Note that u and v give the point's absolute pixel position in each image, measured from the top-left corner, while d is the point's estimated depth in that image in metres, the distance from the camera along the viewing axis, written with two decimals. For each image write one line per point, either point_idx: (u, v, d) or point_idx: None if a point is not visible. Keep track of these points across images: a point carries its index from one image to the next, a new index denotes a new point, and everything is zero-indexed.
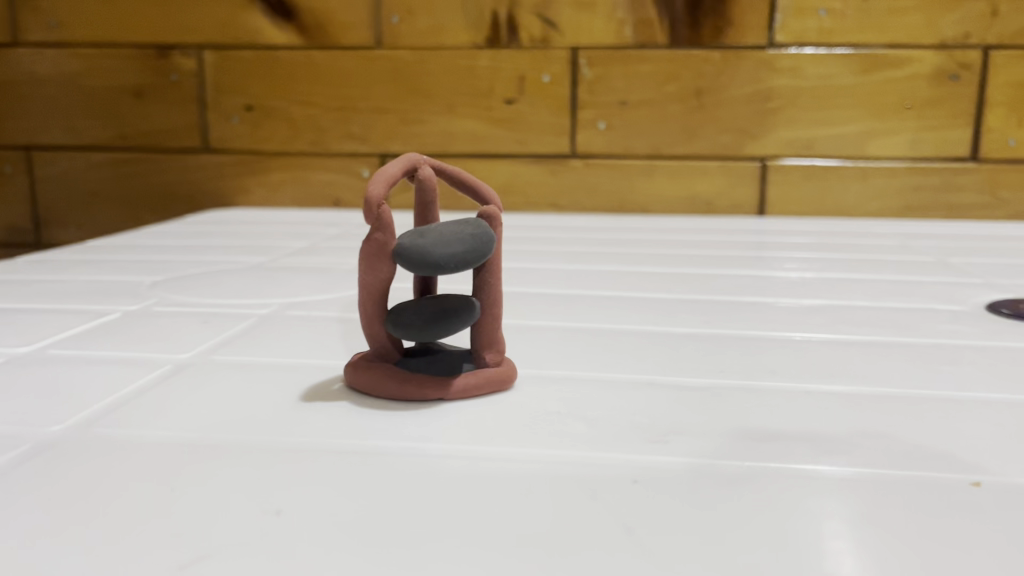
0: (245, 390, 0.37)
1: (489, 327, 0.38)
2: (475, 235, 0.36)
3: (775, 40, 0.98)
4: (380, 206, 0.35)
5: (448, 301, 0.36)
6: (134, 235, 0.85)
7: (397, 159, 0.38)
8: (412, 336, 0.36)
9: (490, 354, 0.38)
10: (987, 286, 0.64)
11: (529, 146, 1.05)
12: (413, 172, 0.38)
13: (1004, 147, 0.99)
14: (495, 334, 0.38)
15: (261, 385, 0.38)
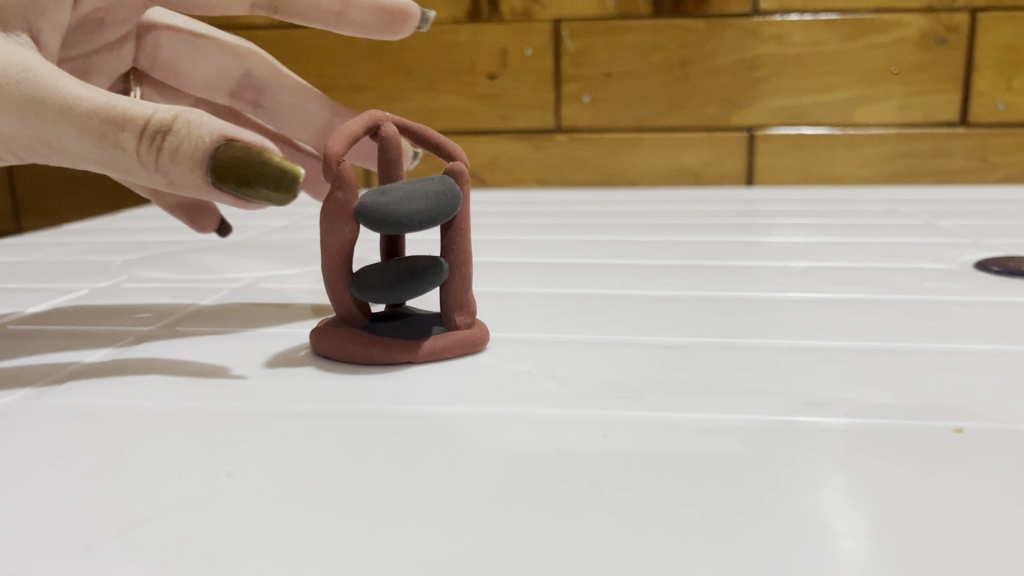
0: (202, 359, 0.36)
1: (459, 289, 0.37)
2: (442, 192, 0.34)
3: (760, 8, 0.97)
4: (340, 163, 0.34)
5: (417, 259, 0.35)
6: (112, 220, 0.83)
7: (359, 116, 0.37)
8: (377, 300, 0.35)
9: (461, 316, 0.37)
10: (977, 246, 0.63)
11: (512, 121, 1.04)
12: (375, 129, 0.37)
13: (994, 111, 0.98)
14: (466, 296, 0.37)
15: (220, 354, 0.37)
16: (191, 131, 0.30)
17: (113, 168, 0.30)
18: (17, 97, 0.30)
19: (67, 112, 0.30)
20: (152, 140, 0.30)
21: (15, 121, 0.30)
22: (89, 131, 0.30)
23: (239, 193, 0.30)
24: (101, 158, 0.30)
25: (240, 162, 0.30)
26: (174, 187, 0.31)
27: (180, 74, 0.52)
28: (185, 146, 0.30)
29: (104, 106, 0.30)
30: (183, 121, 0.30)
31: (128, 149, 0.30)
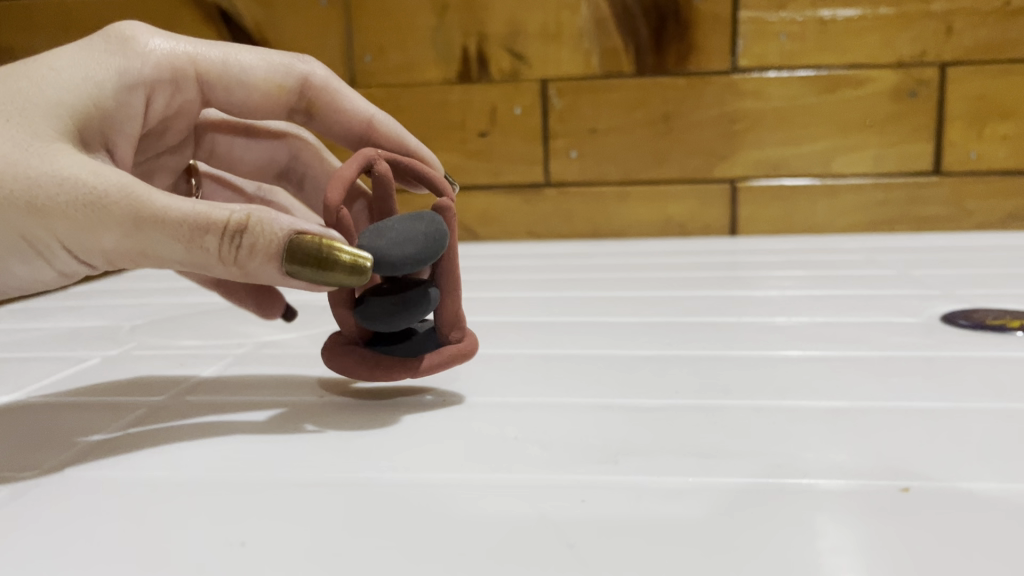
0: (211, 429, 0.39)
1: (451, 309, 0.41)
2: (427, 233, 0.37)
3: (739, 65, 1.01)
4: (339, 211, 0.38)
5: (410, 291, 0.38)
6: (117, 281, 0.86)
7: (354, 155, 0.41)
8: (377, 328, 0.38)
9: (454, 331, 0.41)
10: (948, 297, 0.66)
11: (503, 176, 1.07)
12: (370, 167, 0.42)
13: (966, 159, 1.01)
14: (458, 313, 0.41)
15: (229, 424, 0.40)
16: (264, 229, 0.35)
17: (202, 266, 0.35)
18: (119, 213, 0.35)
19: (160, 222, 0.34)
20: (231, 239, 0.34)
21: (121, 234, 0.35)
22: (179, 237, 0.34)
23: (312, 276, 0.35)
24: (189, 258, 0.35)
25: (309, 252, 0.35)
26: (249, 277, 0.36)
27: (234, 161, 0.60)
28: (260, 243, 0.35)
29: (191, 213, 0.34)
30: (256, 219, 0.35)
31: (216, 248, 0.35)
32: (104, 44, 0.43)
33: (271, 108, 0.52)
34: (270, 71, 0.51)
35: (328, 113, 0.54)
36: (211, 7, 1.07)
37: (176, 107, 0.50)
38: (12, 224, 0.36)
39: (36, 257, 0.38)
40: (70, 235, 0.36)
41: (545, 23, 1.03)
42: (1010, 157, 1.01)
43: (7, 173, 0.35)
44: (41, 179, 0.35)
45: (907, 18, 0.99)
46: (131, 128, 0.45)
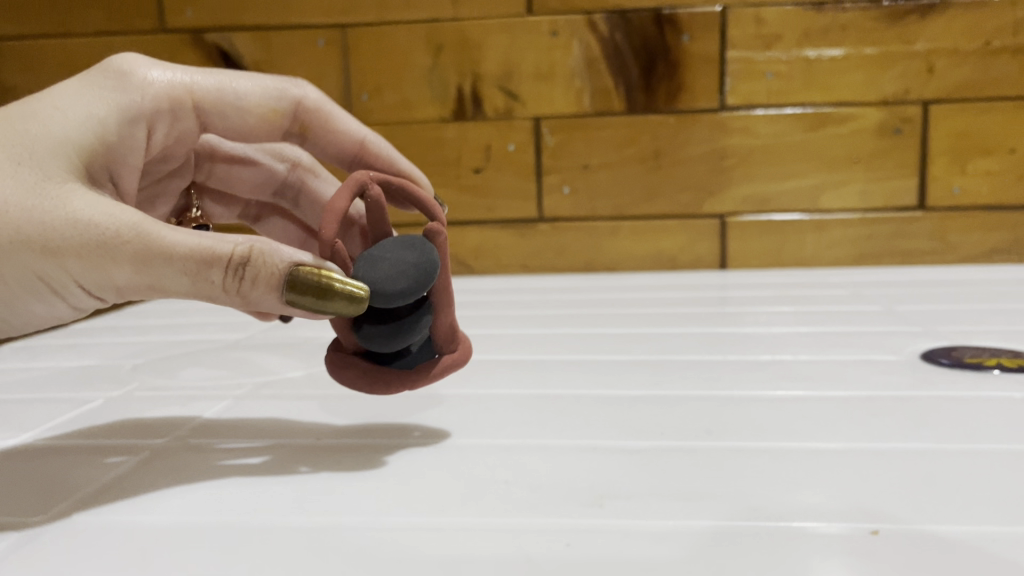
0: (211, 472, 0.40)
1: (446, 324, 0.43)
2: (419, 264, 0.40)
3: (728, 103, 1.04)
4: (333, 244, 0.40)
5: (406, 314, 0.41)
6: (118, 317, 0.88)
7: (347, 180, 0.43)
8: (377, 348, 0.41)
9: (449, 344, 0.44)
10: (929, 334, 0.68)
11: (497, 212, 1.09)
12: (363, 191, 0.44)
13: (950, 195, 1.03)
14: (453, 327, 0.44)
15: (228, 467, 0.41)
16: (265, 261, 0.37)
17: (210, 297, 0.38)
18: (129, 252, 0.37)
19: (168, 258, 0.37)
20: (235, 272, 0.37)
21: (132, 271, 0.37)
22: (186, 271, 0.37)
23: (311, 305, 0.37)
24: (196, 290, 0.38)
25: (308, 283, 0.37)
26: (252, 305, 0.38)
27: (233, 183, 0.64)
28: (262, 274, 0.37)
29: (197, 248, 0.37)
30: (258, 252, 0.37)
31: (221, 280, 0.37)
32: (105, 80, 0.46)
33: (266, 133, 0.57)
34: (264, 95, 0.55)
35: (319, 132, 0.60)
36: (211, 47, 1.09)
37: (176, 134, 0.53)
38: (30, 266, 0.38)
39: (53, 294, 0.40)
40: (84, 273, 0.38)
41: (538, 62, 1.05)
42: (992, 193, 1.03)
43: (23, 216, 0.38)
44: (55, 221, 0.38)
45: (890, 58, 1.01)
46: (134, 160, 0.47)
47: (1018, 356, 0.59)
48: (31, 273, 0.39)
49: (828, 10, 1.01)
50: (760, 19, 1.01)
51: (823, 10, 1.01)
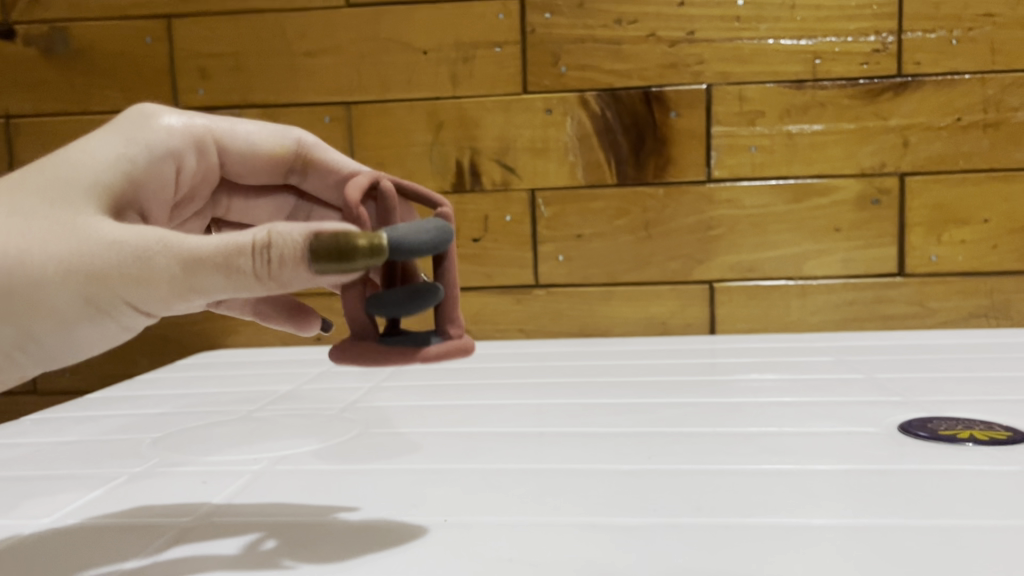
0: (183, 561, 0.43)
1: (450, 307, 0.49)
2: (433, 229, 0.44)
3: (713, 175, 1.09)
4: (359, 209, 0.46)
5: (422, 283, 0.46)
6: (130, 387, 0.91)
7: (364, 175, 0.50)
8: (393, 313, 0.45)
9: (454, 328, 0.49)
10: (907, 405, 0.71)
11: (494, 278, 1.13)
12: (377, 184, 0.50)
13: (928, 262, 1.08)
14: (455, 313, 0.49)
15: (211, 553, 0.44)
16: (285, 240, 0.42)
17: (245, 288, 0.43)
18: (167, 261, 0.43)
19: (202, 261, 0.42)
20: (262, 256, 0.42)
21: (174, 276, 0.43)
22: (220, 266, 0.42)
23: (339, 268, 0.42)
24: (233, 285, 0.43)
25: (328, 246, 0.41)
26: (286, 286, 0.43)
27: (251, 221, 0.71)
28: (286, 252, 0.42)
29: (223, 246, 0.42)
30: (276, 234, 0.42)
31: (253, 269, 0.42)
32: (136, 123, 0.55)
33: (273, 166, 0.65)
34: (271, 134, 0.64)
35: (320, 166, 0.66)
36: None
37: (201, 171, 0.62)
38: (82, 293, 0.44)
39: (109, 320, 0.46)
40: (130, 291, 0.44)
41: (533, 138, 1.10)
42: (968, 260, 1.08)
43: (69, 249, 0.44)
44: (97, 249, 0.43)
45: (867, 133, 1.07)
46: (164, 194, 0.56)
47: (991, 429, 0.63)
48: (88, 300, 0.44)
49: (807, 88, 1.07)
50: (743, 96, 1.07)
51: (802, 88, 1.07)
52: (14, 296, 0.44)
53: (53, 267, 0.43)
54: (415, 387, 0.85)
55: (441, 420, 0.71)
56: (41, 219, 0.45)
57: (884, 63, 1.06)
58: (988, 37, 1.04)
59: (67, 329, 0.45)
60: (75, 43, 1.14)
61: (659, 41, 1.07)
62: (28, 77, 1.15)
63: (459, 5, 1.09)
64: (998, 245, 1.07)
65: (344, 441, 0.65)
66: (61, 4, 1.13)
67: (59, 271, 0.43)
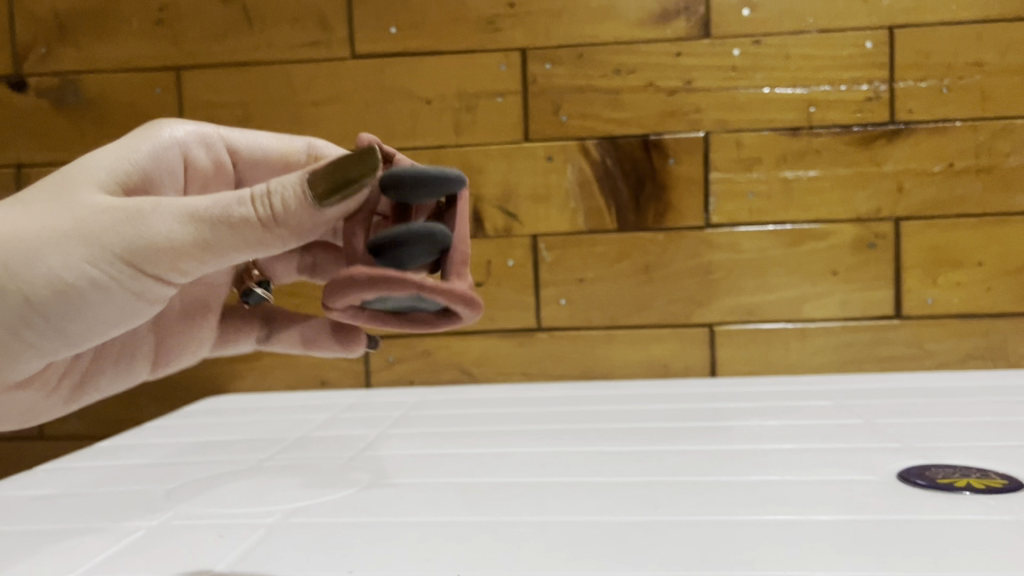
0: None
1: (456, 259, 0.51)
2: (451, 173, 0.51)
3: (712, 221, 1.11)
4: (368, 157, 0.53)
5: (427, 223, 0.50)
6: (138, 434, 0.92)
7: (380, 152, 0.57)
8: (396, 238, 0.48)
9: (458, 277, 0.51)
10: (906, 452, 0.73)
11: (497, 322, 1.15)
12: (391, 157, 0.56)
13: (924, 304, 1.10)
14: (461, 267, 0.51)
15: None
16: (283, 187, 0.50)
17: (255, 237, 0.51)
18: (179, 225, 0.50)
19: (212, 219, 0.50)
20: (265, 206, 0.50)
21: (177, 234, 0.50)
22: (230, 220, 0.50)
23: (341, 194, 0.49)
24: (241, 238, 0.50)
25: (327, 175, 0.50)
26: (292, 229, 0.51)
27: None
28: (286, 197, 0.50)
29: (230, 201, 0.50)
30: (275, 184, 0.50)
31: (250, 217, 0.50)
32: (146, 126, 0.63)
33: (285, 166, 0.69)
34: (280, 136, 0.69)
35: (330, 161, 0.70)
36: None
37: (211, 169, 0.68)
38: (104, 265, 0.51)
39: (129, 285, 0.53)
40: (149, 255, 0.51)
41: (535, 185, 1.13)
42: (963, 302, 1.09)
43: (85, 228, 0.51)
44: (111, 225, 0.51)
45: (862, 179, 1.09)
46: (173, 182, 0.64)
47: (987, 476, 0.64)
48: (99, 270, 0.51)
49: (803, 135, 1.09)
50: (740, 143, 1.10)
51: (798, 135, 1.09)
52: (42, 273, 0.51)
53: (75, 243, 0.51)
54: (421, 434, 0.86)
55: (448, 470, 0.72)
56: (53, 208, 0.52)
57: (877, 111, 1.08)
58: (978, 85, 1.07)
59: (84, 300, 0.52)
60: (86, 94, 1.16)
61: (658, 91, 1.10)
62: (40, 128, 1.17)
63: (462, 56, 1.12)
64: (992, 288, 1.09)
65: (353, 492, 0.66)
66: (74, 57, 1.16)
67: (71, 247, 0.51)
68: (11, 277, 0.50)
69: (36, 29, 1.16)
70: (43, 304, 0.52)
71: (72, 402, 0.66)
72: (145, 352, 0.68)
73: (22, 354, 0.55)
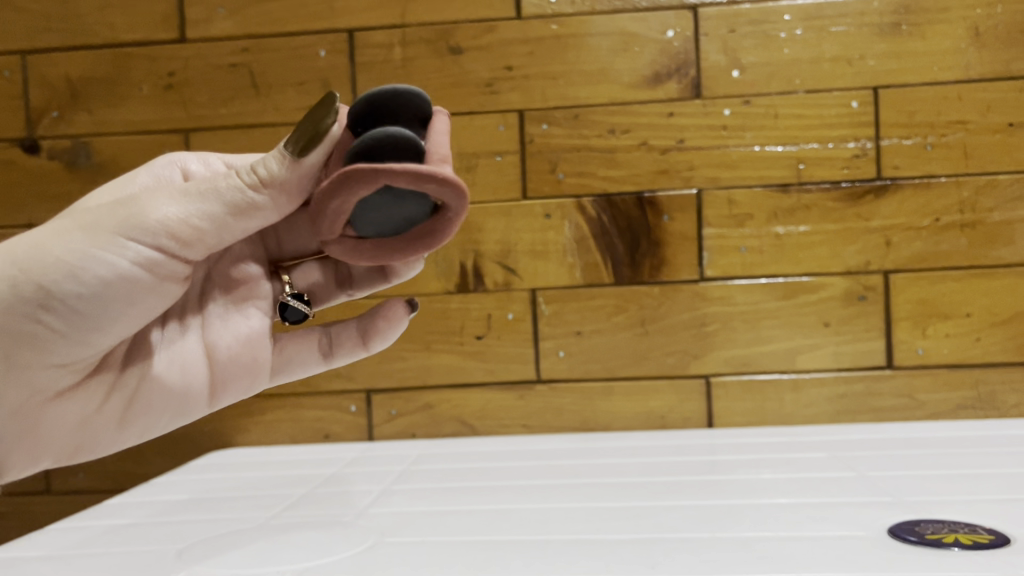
0: None
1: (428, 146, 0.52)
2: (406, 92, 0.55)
3: (706, 274, 1.14)
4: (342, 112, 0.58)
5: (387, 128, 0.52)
6: (146, 490, 0.94)
7: None
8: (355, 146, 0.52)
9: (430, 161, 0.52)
10: (898, 507, 0.74)
11: (497, 374, 1.17)
12: None
13: (915, 355, 1.12)
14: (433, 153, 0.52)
15: None
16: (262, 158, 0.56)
17: (250, 201, 0.56)
18: (179, 205, 0.57)
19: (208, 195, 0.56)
20: (249, 172, 0.56)
21: (174, 210, 0.56)
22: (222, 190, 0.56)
23: (306, 134, 0.54)
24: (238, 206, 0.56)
25: (295, 128, 0.55)
26: (282, 189, 0.56)
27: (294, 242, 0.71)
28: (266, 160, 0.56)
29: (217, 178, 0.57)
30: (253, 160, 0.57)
31: (238, 183, 0.56)
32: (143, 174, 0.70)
33: None
34: None
35: None
36: None
37: None
38: (116, 246, 0.56)
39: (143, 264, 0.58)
40: (157, 232, 0.56)
41: (534, 241, 1.16)
42: (953, 353, 1.12)
43: (92, 223, 0.57)
44: (117, 216, 0.57)
45: (851, 233, 1.12)
46: None
47: (976, 532, 0.66)
48: (111, 250, 0.56)
49: (793, 192, 1.13)
50: (731, 200, 1.13)
51: (788, 192, 1.13)
52: (62, 262, 0.56)
53: (86, 237, 0.56)
54: (425, 489, 0.88)
55: (451, 528, 0.74)
56: (58, 222, 0.58)
57: (864, 167, 1.12)
58: (961, 142, 1.11)
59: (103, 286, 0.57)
60: (97, 156, 1.20)
61: (651, 149, 1.14)
62: (51, 189, 1.21)
63: (462, 117, 1.15)
64: (981, 338, 1.11)
65: (358, 552, 0.68)
66: (86, 120, 1.20)
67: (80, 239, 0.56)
68: (38, 270, 0.56)
69: (50, 95, 1.21)
70: (65, 292, 0.56)
71: (126, 424, 0.66)
72: (196, 367, 0.66)
73: (48, 343, 0.58)
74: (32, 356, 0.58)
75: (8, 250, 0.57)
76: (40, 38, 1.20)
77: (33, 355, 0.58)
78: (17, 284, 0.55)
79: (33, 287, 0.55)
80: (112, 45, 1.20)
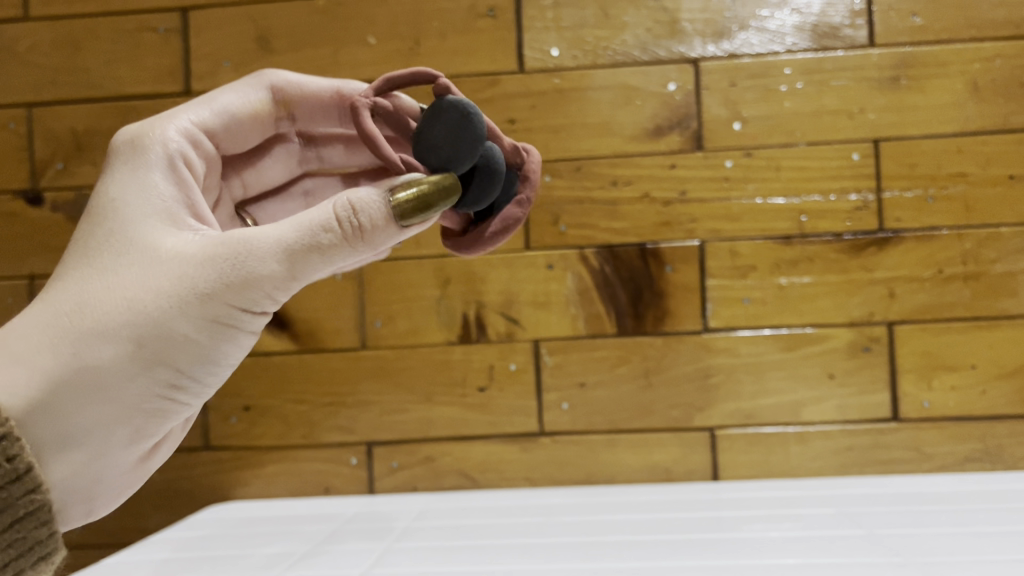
0: None
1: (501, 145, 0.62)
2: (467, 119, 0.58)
3: (710, 325, 1.14)
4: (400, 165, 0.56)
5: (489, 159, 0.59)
6: (145, 547, 0.92)
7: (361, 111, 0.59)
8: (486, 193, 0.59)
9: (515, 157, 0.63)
10: (908, 568, 0.73)
11: (500, 427, 1.16)
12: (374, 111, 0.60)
13: (921, 407, 1.12)
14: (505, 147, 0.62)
15: None
16: (370, 208, 0.52)
17: (355, 252, 0.53)
18: (285, 262, 0.53)
19: (315, 249, 0.52)
20: (354, 223, 0.52)
21: (278, 271, 0.53)
22: (329, 245, 0.52)
23: (422, 215, 0.54)
24: (345, 256, 0.53)
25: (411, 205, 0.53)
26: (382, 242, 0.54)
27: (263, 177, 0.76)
28: (372, 214, 0.52)
29: (315, 226, 0.52)
30: (355, 203, 0.52)
31: (339, 238, 0.52)
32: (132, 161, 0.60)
33: (261, 129, 0.72)
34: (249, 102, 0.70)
35: (298, 103, 0.72)
36: None
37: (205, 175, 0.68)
38: (221, 307, 0.54)
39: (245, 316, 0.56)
40: (262, 290, 0.53)
41: (536, 292, 1.16)
42: (959, 405, 1.11)
43: (188, 283, 0.53)
44: (217, 276, 0.53)
45: (854, 284, 1.12)
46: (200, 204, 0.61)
47: None
48: (218, 311, 0.54)
49: (796, 243, 1.13)
50: (734, 252, 1.13)
51: (791, 244, 1.13)
52: (175, 331, 0.53)
53: (189, 301, 0.53)
54: (428, 548, 0.87)
55: None
56: (142, 277, 0.54)
57: (866, 220, 1.12)
58: (962, 195, 1.11)
59: (213, 344, 0.55)
60: None
61: (653, 201, 1.14)
62: (54, 241, 1.21)
63: None
64: (986, 391, 1.11)
65: None
66: (90, 171, 1.20)
67: (186, 307, 0.53)
68: (152, 344, 0.53)
69: (55, 147, 1.21)
70: (180, 359, 0.54)
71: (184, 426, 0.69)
72: None
73: (172, 412, 0.57)
74: (156, 428, 0.57)
75: (107, 323, 0.53)
76: (47, 91, 1.21)
77: (155, 427, 0.57)
78: (140, 364, 0.53)
79: (153, 363, 0.53)
80: (118, 97, 1.21)
